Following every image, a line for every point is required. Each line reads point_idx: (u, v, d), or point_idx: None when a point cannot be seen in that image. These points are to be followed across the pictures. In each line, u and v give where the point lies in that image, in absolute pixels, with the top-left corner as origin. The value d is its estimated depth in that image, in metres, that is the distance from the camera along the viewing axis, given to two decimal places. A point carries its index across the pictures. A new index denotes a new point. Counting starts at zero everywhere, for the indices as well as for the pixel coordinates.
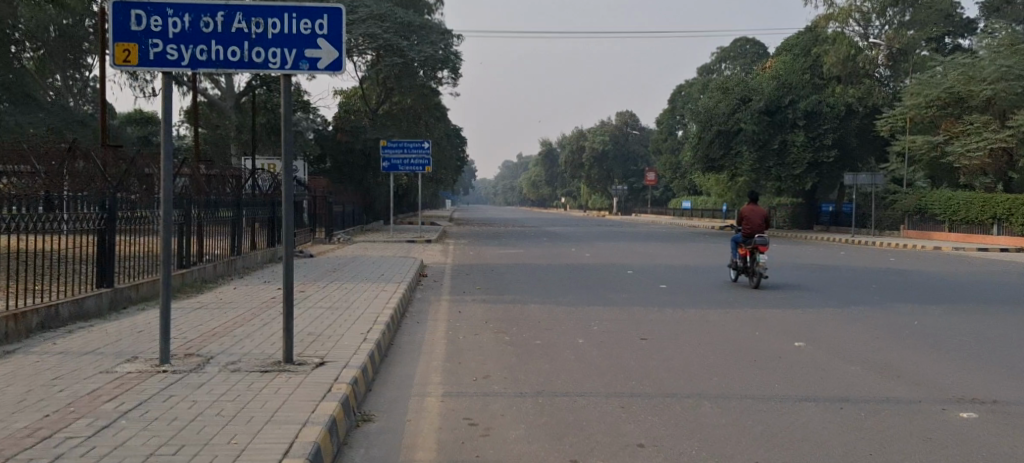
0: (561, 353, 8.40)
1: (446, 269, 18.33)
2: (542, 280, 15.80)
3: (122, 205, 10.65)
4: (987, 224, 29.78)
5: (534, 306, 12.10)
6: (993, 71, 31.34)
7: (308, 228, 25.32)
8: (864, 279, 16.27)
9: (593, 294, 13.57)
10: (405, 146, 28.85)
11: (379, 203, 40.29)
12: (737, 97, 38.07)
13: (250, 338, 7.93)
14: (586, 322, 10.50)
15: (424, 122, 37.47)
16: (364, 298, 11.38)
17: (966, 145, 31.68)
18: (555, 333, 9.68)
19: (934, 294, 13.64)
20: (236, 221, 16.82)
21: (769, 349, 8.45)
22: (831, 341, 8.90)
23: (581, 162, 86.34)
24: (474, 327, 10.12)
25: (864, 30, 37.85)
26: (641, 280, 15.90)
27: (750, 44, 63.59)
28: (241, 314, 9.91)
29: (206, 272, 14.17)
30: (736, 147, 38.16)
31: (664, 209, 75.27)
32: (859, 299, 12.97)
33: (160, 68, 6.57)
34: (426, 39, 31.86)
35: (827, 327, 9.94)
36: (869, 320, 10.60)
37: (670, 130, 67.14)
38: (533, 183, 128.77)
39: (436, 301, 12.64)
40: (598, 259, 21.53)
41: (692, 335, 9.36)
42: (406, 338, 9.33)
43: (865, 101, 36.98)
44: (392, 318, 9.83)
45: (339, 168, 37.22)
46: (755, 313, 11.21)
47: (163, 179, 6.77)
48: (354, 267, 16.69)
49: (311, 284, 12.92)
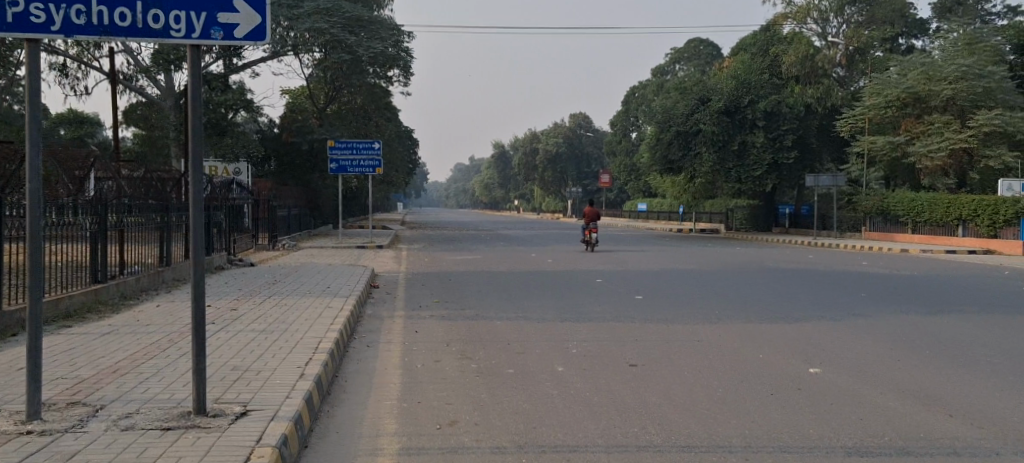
0: (540, 387, 7.07)
1: (399, 278, 16.90)
2: (506, 291, 14.40)
3: (10, 211, 8.94)
4: (953, 225, 29.21)
5: (501, 323, 10.70)
6: (953, 70, 31.15)
7: (249, 235, 23.57)
8: (848, 286, 15.23)
9: (563, 307, 12.24)
10: (353, 146, 27.24)
11: (327, 207, 38.60)
12: (695, 97, 37.55)
13: (156, 378, 6.42)
14: (563, 342, 9.20)
15: (375, 122, 35.83)
16: (306, 317, 9.85)
17: (927, 145, 31.26)
18: (528, 358, 8.32)
19: (932, 302, 12.61)
20: (166, 227, 15.03)
21: (783, 378, 7.25)
22: (851, 365, 7.74)
23: (535, 164, 85.34)
24: (433, 351, 8.71)
25: (822, 30, 37.34)
26: (613, 289, 14.63)
27: (704, 45, 63.02)
28: (154, 340, 8.35)
29: (124, 286, 12.47)
30: (695, 148, 37.33)
31: (619, 212, 74.71)
32: (856, 309, 11.85)
33: (21, 34, 5.03)
34: (376, 35, 30.32)
35: (837, 346, 8.79)
36: (878, 335, 9.48)
37: (624, 132, 66.48)
38: (485, 186, 127.72)
39: (389, 318, 11.19)
40: (561, 266, 20.25)
41: (688, 358, 8.13)
42: (354, 368, 7.88)
43: (824, 102, 36.60)
44: (336, 344, 8.36)
45: (285, 169, 35.22)
46: (749, 329, 10.02)
47: (30, 182, 5.17)
48: (295, 278, 15.08)
49: (244, 300, 11.37)
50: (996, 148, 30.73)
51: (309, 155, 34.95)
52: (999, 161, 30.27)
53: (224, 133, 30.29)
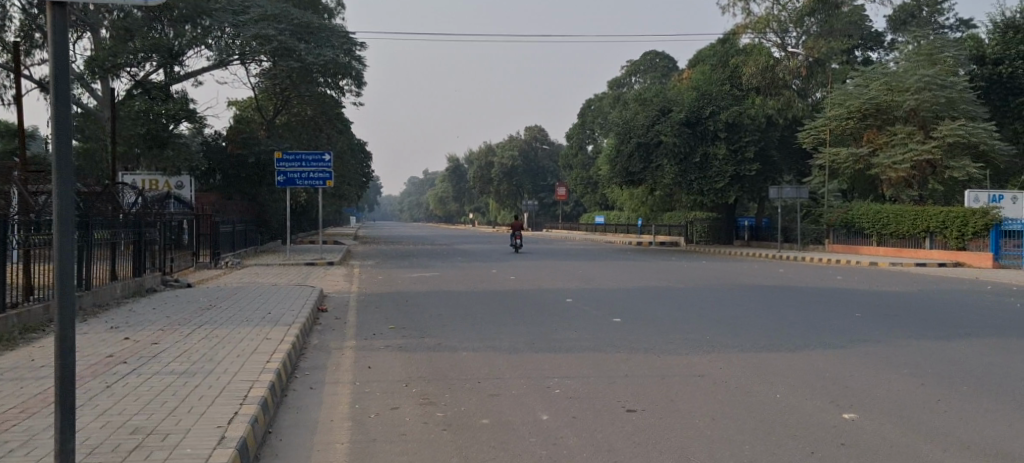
0: (525, 446, 5.77)
1: (350, 300, 15.45)
2: (468, 313, 13.04)
3: None
4: (921, 238, 28.67)
5: (466, 354, 9.31)
6: (916, 80, 30.67)
7: (188, 254, 21.80)
8: (837, 305, 14.19)
9: (534, 334, 10.88)
10: (302, 158, 25.63)
11: (275, 221, 36.83)
12: (656, 108, 36.71)
13: (26, 449, 4.94)
14: (542, 380, 7.87)
15: (326, 134, 34.23)
16: (238, 353, 8.36)
17: (892, 157, 30.76)
18: (502, 402, 6.97)
19: (936, 324, 11.60)
20: (87, 243, 13.10)
21: (815, 427, 6.10)
22: (887, 410, 6.56)
23: (490, 177, 83.90)
24: (391, 394, 7.33)
25: (781, 40, 36.71)
26: (586, 310, 13.45)
27: (660, 57, 62.48)
28: (44, 387, 6.81)
29: (30, 315, 10.77)
30: (655, 160, 36.30)
31: (576, 225, 73.89)
32: (857, 334, 10.72)
33: None
34: (325, 42, 28.71)
35: (860, 382, 7.62)
36: (898, 367, 8.38)
37: (581, 144, 65.85)
38: (439, 199, 126.06)
39: (338, 349, 9.74)
40: (523, 284, 18.96)
41: (695, 400, 6.91)
42: (292, 421, 6.44)
43: (785, 114, 35.82)
44: (272, 390, 6.89)
45: (230, 183, 33.24)
46: (749, 358, 8.88)
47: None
48: (233, 302, 13.46)
49: (169, 332, 9.78)
50: (960, 159, 30.12)
51: (256, 168, 33.01)
52: (965, 172, 29.58)
53: (164, 144, 28.18)
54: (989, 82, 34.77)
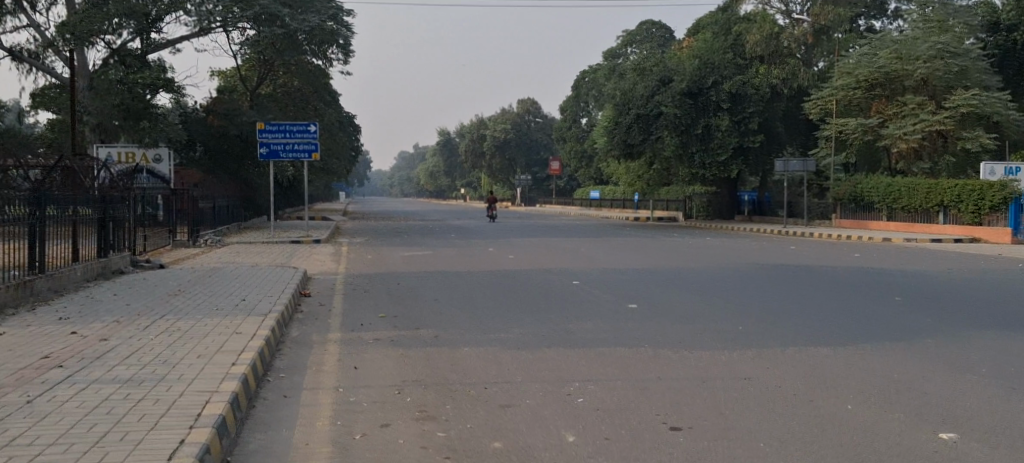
0: None
1: (336, 283, 14.16)
2: (468, 299, 11.79)
3: None
4: (933, 212, 27.46)
5: (470, 351, 8.02)
6: (927, 49, 29.17)
7: (164, 231, 20.40)
8: (868, 286, 13.01)
9: (543, 324, 9.61)
10: (286, 128, 24.21)
11: (261, 196, 35.43)
12: (655, 78, 35.01)
13: None
14: (560, 384, 6.64)
15: (314, 105, 32.93)
16: (202, 353, 7.06)
17: (901, 128, 29.41)
18: (519, 418, 5.72)
19: (987, 310, 10.43)
20: (44, 222, 11.71)
21: (915, 454, 4.88)
22: (990, 428, 5.36)
23: (482, 150, 81.97)
24: (382, 406, 6.05)
25: (786, 7, 35.15)
26: (598, 294, 12.21)
27: (656, 27, 60.94)
28: None
29: None
30: (656, 132, 34.68)
31: (570, 199, 72.62)
32: (907, 323, 9.52)
33: None
34: (309, 8, 27.19)
35: (942, 388, 6.41)
36: (975, 366, 7.18)
37: (575, 117, 63.92)
38: (429, 174, 124.36)
39: (320, 344, 8.45)
40: (523, 263, 17.74)
41: (753, 415, 5.66)
42: (261, 447, 5.16)
43: (790, 84, 34.55)
44: (235, 405, 5.59)
45: (212, 156, 31.74)
46: (799, 356, 7.62)
47: None
48: (206, 286, 12.19)
49: (124, 325, 8.46)
50: (973, 130, 28.90)
51: (239, 140, 31.49)
52: (977, 143, 28.44)
53: (142, 116, 26.61)
54: (1002, 51, 33.53)
